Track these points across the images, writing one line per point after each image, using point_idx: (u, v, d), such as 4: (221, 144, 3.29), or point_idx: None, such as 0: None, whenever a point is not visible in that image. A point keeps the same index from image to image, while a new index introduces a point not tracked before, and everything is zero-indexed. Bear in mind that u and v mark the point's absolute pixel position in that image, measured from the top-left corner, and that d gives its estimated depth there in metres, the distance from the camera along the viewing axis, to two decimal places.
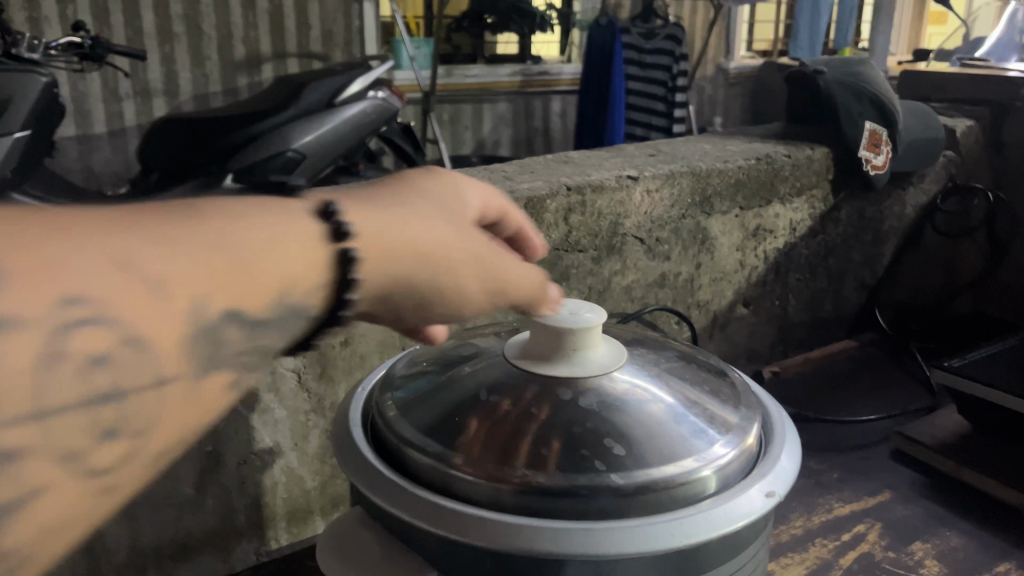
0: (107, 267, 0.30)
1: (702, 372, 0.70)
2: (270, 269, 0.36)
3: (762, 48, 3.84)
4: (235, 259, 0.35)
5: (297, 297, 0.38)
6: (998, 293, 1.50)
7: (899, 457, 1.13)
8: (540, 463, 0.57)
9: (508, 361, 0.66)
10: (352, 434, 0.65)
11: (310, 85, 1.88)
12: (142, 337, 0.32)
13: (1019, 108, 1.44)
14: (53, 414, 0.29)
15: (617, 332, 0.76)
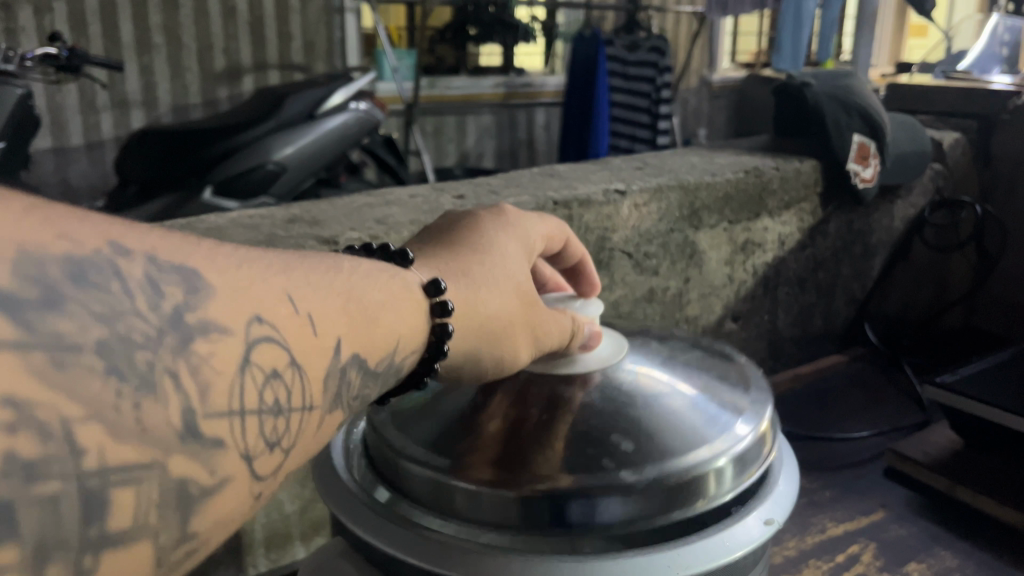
0: (218, 320, 0.34)
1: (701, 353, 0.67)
2: (317, 335, 0.40)
3: (746, 60, 3.84)
4: (293, 321, 0.39)
5: (337, 366, 0.41)
6: (987, 307, 1.48)
7: (892, 476, 1.10)
8: (546, 467, 0.53)
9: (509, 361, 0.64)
10: (332, 460, 0.62)
11: (290, 96, 1.85)
12: (232, 384, 0.35)
13: (1006, 120, 1.42)
14: (169, 447, 0.31)
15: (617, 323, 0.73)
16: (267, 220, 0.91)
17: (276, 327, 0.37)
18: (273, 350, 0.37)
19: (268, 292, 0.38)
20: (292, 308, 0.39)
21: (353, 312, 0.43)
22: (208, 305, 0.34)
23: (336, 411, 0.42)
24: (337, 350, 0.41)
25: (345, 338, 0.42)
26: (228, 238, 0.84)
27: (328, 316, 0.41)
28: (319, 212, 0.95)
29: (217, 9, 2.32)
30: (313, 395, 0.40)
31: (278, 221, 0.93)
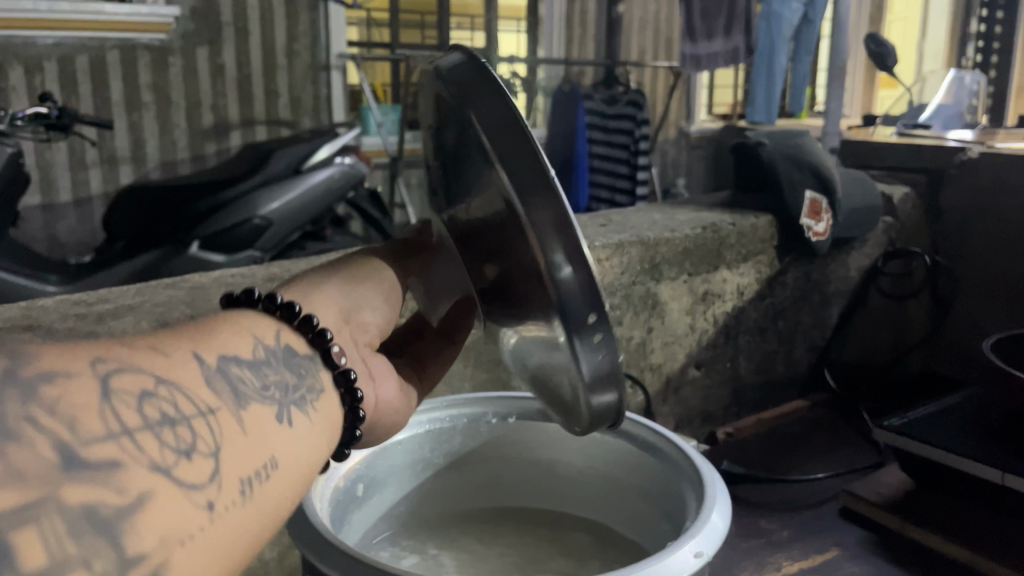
0: (51, 365, 0.31)
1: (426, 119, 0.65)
2: (169, 355, 0.38)
3: (723, 111, 3.95)
4: (137, 352, 0.36)
5: (213, 371, 0.39)
6: (943, 351, 1.55)
7: (846, 514, 1.10)
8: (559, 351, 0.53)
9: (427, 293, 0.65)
10: (304, 504, 0.66)
11: (275, 154, 1.90)
12: (103, 415, 0.32)
13: (952, 175, 1.50)
14: (54, 479, 0.29)
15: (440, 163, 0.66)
16: (248, 278, 0.94)
17: (121, 356, 0.35)
18: (132, 375, 0.34)
19: (99, 342, 0.35)
20: (129, 344, 0.36)
21: (190, 332, 0.41)
22: (39, 355, 0.31)
23: (250, 406, 0.40)
24: (194, 358, 0.39)
25: (201, 352, 0.40)
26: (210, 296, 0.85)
27: (170, 343, 0.39)
28: (297, 271, 0.99)
29: (206, 68, 2.39)
30: (200, 395, 0.38)
31: (261, 278, 0.96)
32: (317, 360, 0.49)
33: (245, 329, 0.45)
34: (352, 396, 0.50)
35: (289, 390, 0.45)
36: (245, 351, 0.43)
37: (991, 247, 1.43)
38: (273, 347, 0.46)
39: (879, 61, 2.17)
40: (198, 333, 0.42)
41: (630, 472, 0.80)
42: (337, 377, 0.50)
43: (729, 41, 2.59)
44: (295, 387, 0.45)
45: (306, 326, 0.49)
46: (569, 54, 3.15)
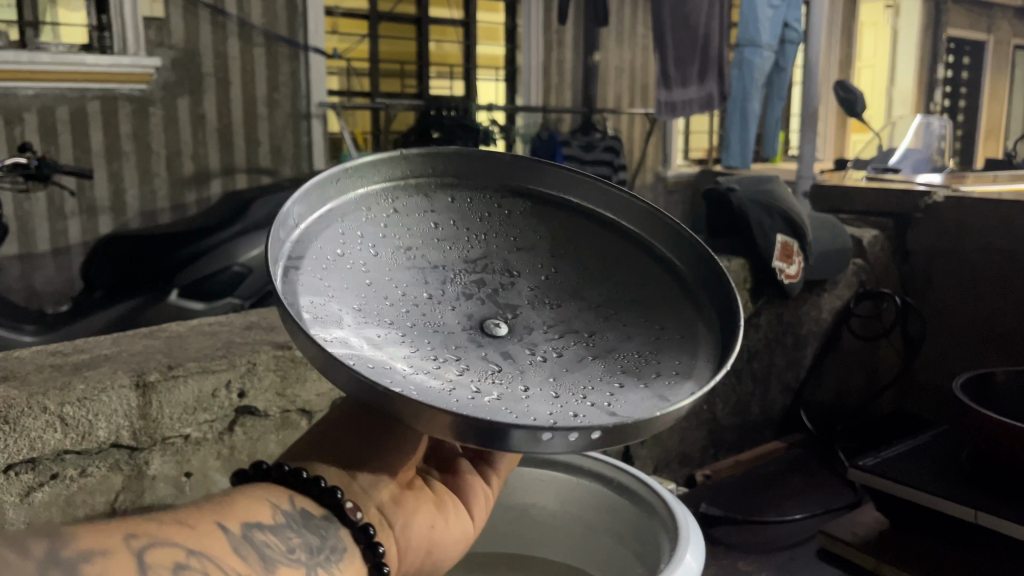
0: (89, 552, 0.35)
1: (387, 174, 0.58)
2: (198, 532, 0.42)
3: (698, 156, 4.00)
4: (172, 532, 0.41)
5: (236, 544, 0.43)
6: (915, 391, 1.57)
7: (823, 555, 1.09)
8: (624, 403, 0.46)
9: (549, 268, 0.60)
10: None
11: (256, 204, 1.94)
12: None
13: (919, 219, 1.53)
14: None
15: (415, 228, 0.58)
16: (225, 327, 0.95)
17: (159, 543, 0.39)
18: (163, 550, 0.39)
19: (139, 526, 0.40)
20: (166, 527, 0.41)
21: (214, 507, 0.46)
22: (87, 544, 0.36)
23: (277, 569, 0.44)
24: (220, 528, 0.44)
25: (225, 527, 0.44)
26: (187, 345, 0.85)
27: (199, 521, 0.43)
28: (275, 318, 1.00)
29: (187, 118, 2.41)
30: (229, 564, 0.42)
31: (237, 326, 0.97)
32: (334, 520, 0.50)
33: (264, 499, 0.49)
34: (371, 551, 0.50)
35: (314, 552, 0.47)
36: (262, 518, 0.47)
37: (959, 288, 1.46)
38: (287, 517, 0.48)
39: (849, 107, 2.20)
40: (223, 511, 0.46)
41: (606, 516, 0.80)
42: (357, 532, 0.50)
43: (704, 88, 2.59)
44: (320, 548, 0.48)
45: (313, 487, 0.51)
46: (547, 101, 3.18)
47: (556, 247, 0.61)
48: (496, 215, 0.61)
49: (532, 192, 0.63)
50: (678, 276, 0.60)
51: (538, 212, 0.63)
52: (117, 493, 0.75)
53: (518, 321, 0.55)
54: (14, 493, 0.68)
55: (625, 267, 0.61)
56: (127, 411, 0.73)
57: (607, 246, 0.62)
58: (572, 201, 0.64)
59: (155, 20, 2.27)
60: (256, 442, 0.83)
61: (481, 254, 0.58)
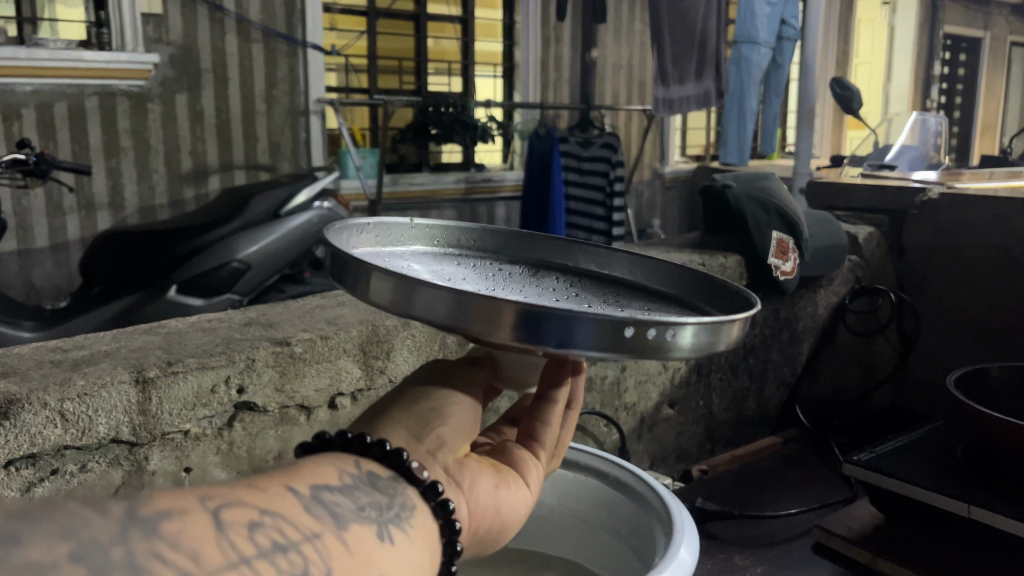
0: (167, 506, 0.34)
1: (401, 240, 0.63)
2: (259, 492, 0.40)
3: (695, 152, 4.01)
4: (239, 492, 0.39)
5: (305, 503, 0.41)
6: (911, 387, 1.57)
7: (820, 550, 1.09)
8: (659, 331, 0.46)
9: (553, 289, 0.61)
10: None
11: (253, 199, 1.86)
12: (221, 544, 0.34)
13: (914, 216, 1.54)
14: None
15: (425, 264, 0.60)
16: (225, 322, 0.95)
17: (230, 502, 0.37)
18: (236, 509, 0.37)
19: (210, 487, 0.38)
20: (231, 489, 0.39)
21: (274, 473, 0.43)
22: (159, 497, 0.34)
23: (351, 526, 0.42)
24: (289, 490, 0.42)
25: (289, 489, 0.42)
26: (186, 341, 0.86)
27: (261, 486, 0.41)
28: (274, 314, 1.00)
29: (186, 113, 2.40)
30: (302, 522, 0.40)
31: (235, 322, 0.97)
32: (401, 480, 0.48)
33: (322, 464, 0.46)
34: (443, 509, 0.48)
35: (384, 509, 0.45)
36: (321, 479, 0.44)
37: (954, 283, 1.47)
38: (349, 478, 0.45)
39: (845, 104, 2.20)
40: (282, 476, 0.43)
41: (598, 507, 0.82)
42: (425, 491, 0.48)
43: (701, 85, 2.60)
44: (390, 505, 0.45)
45: (379, 450, 0.48)
46: (544, 98, 3.18)
47: (553, 283, 0.63)
48: (494, 270, 0.64)
49: (525, 263, 0.68)
50: (676, 299, 0.62)
51: (536, 273, 0.66)
52: (117, 488, 0.76)
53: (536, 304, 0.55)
54: (15, 488, 0.69)
55: (625, 294, 0.63)
56: (127, 406, 0.74)
57: (606, 288, 0.65)
58: (566, 264, 0.68)
59: (153, 15, 2.27)
60: (255, 437, 0.84)
61: (485, 280, 0.60)
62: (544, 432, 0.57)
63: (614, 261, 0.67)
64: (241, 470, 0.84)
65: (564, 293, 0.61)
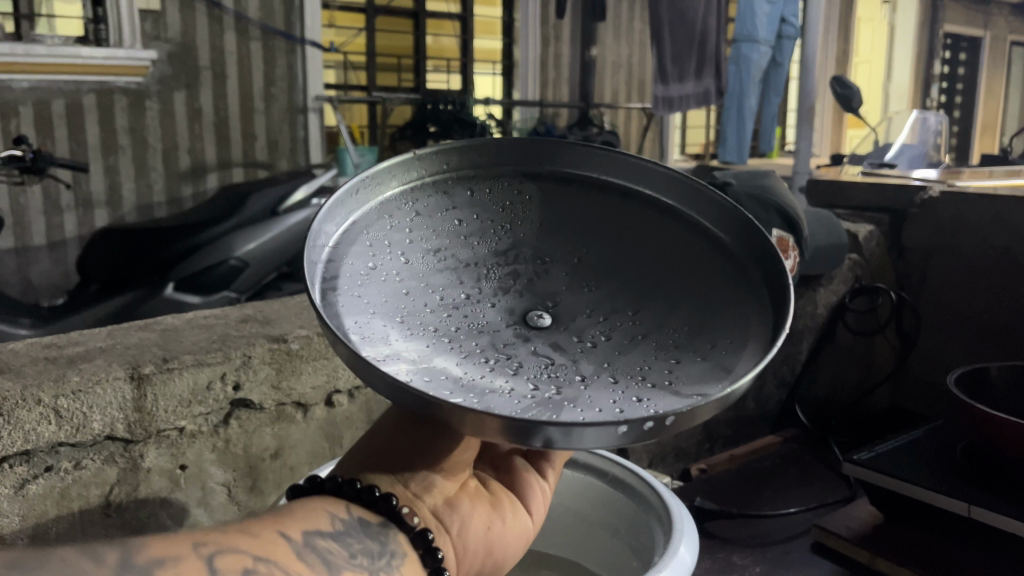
0: (158, 555, 0.36)
1: (408, 174, 0.57)
2: (258, 542, 0.42)
3: (694, 151, 4.00)
4: (236, 540, 0.41)
5: (301, 553, 0.43)
6: (911, 387, 1.57)
7: (819, 549, 1.08)
8: (676, 376, 0.48)
9: (582, 247, 0.59)
10: None
11: (252, 197, 1.89)
12: None
13: (914, 215, 1.54)
14: None
15: (441, 224, 0.57)
16: (221, 319, 0.95)
17: (226, 550, 0.39)
18: (231, 556, 0.39)
19: (209, 535, 0.40)
20: (227, 536, 0.41)
21: (270, 519, 0.45)
22: (152, 547, 0.37)
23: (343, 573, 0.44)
24: (283, 536, 0.43)
25: (285, 536, 0.44)
26: (182, 338, 0.85)
27: (259, 533, 0.43)
28: (272, 311, 1.00)
29: (184, 111, 2.39)
30: (297, 570, 0.41)
31: (232, 319, 0.97)
32: (391, 526, 0.50)
33: (318, 508, 0.48)
34: (431, 555, 0.49)
35: (375, 557, 0.47)
36: (314, 524, 0.46)
37: (955, 283, 1.46)
38: (343, 524, 0.48)
39: (845, 103, 2.19)
40: (278, 522, 0.45)
41: (598, 509, 0.80)
42: (414, 537, 0.50)
43: (701, 83, 2.61)
44: (380, 553, 0.48)
45: (368, 496, 0.50)
46: (543, 96, 3.17)
47: (583, 224, 0.60)
48: (519, 204, 0.60)
49: (552, 172, 0.61)
50: (715, 241, 0.58)
51: (564, 192, 0.61)
52: (112, 485, 0.75)
53: (558, 311, 0.55)
54: (8, 485, 0.68)
55: (661, 244, 0.59)
56: (122, 404, 0.73)
57: (641, 220, 0.60)
58: (600, 175, 0.61)
59: (151, 12, 2.26)
60: (251, 435, 0.83)
61: (508, 244, 0.58)
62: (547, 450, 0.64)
63: (655, 181, 0.60)
64: (237, 469, 0.83)
65: (593, 255, 0.58)
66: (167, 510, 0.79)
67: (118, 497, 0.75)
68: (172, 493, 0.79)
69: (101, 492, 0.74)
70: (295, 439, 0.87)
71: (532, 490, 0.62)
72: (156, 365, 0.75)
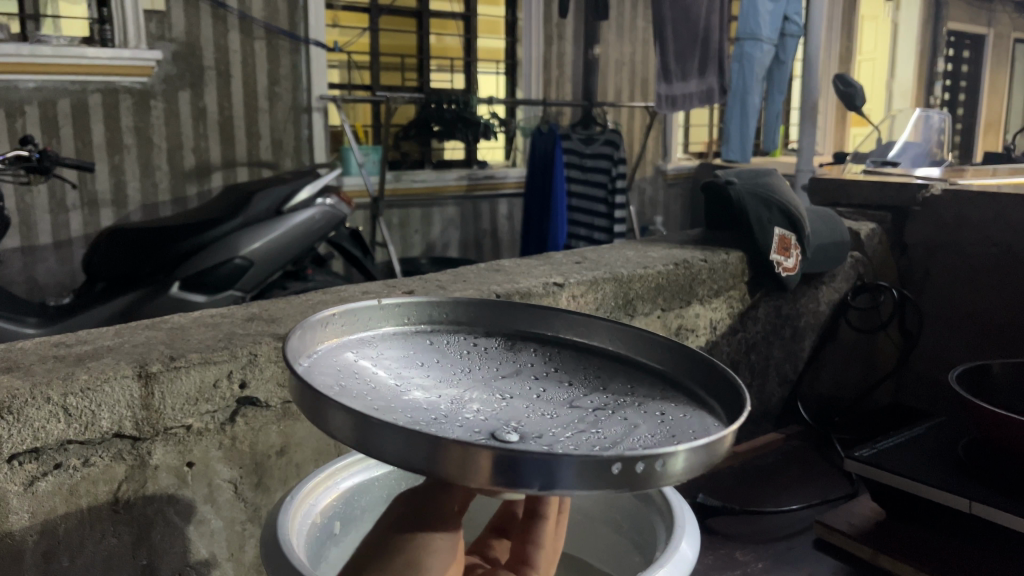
0: None
1: (372, 323, 0.60)
2: None
3: (698, 150, 4.00)
4: None
5: None
6: (913, 384, 1.57)
7: (821, 546, 1.09)
8: (642, 441, 0.45)
9: (538, 368, 0.58)
10: (284, 521, 0.60)
11: (255, 194, 1.83)
12: None
13: (917, 212, 1.54)
14: None
15: (398, 353, 0.57)
16: (227, 318, 0.96)
17: None
18: None
19: None
20: None
21: None
22: None
23: None
24: None
25: None
26: (190, 336, 0.86)
27: None
28: (277, 309, 1.00)
29: (189, 111, 2.40)
30: None
31: (238, 317, 0.97)
32: None
33: None
34: None
35: None
36: None
37: (957, 282, 1.47)
38: None
39: (848, 101, 2.19)
40: None
41: (599, 504, 0.81)
42: None
43: (704, 81, 2.60)
44: None
45: None
46: (547, 95, 3.18)
47: (535, 360, 0.60)
48: (473, 350, 0.60)
49: (502, 334, 0.64)
50: (659, 371, 0.58)
51: (511, 346, 0.62)
52: (120, 482, 0.76)
53: (519, 399, 0.52)
54: (18, 482, 0.69)
55: (615, 377, 0.58)
56: (129, 402, 0.74)
57: (586, 360, 0.60)
58: (543, 334, 0.64)
59: (156, 12, 2.28)
60: (257, 433, 0.84)
61: (463, 365, 0.57)
62: (536, 554, 0.53)
63: (594, 331, 0.62)
64: (244, 466, 0.84)
65: (548, 370, 0.58)
66: (174, 506, 0.80)
67: (126, 494, 0.76)
68: (179, 489, 0.80)
69: (108, 490, 0.75)
70: (301, 436, 0.88)
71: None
72: (157, 363, 0.76)
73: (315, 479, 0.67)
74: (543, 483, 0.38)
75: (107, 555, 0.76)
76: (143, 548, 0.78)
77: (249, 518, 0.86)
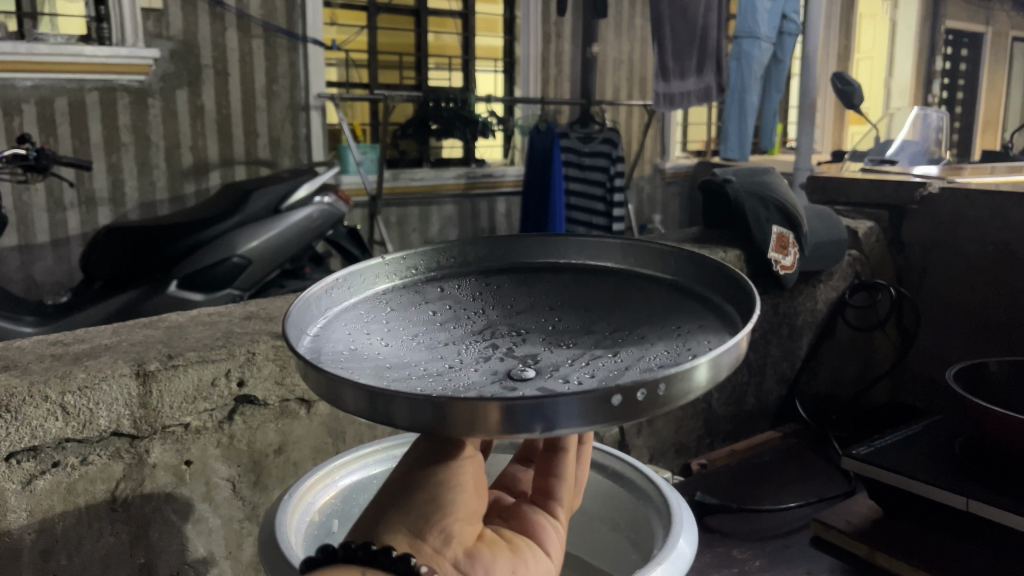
0: None
1: (376, 279, 0.59)
2: None
3: (696, 148, 4.01)
4: None
5: None
6: (910, 381, 1.58)
7: (818, 544, 1.09)
8: (658, 357, 0.46)
9: (552, 299, 0.59)
10: (282, 520, 0.60)
11: (254, 192, 1.83)
12: None
13: (914, 210, 1.54)
14: None
15: (410, 303, 0.58)
16: (225, 316, 0.95)
17: None
18: None
19: None
20: None
21: None
22: None
23: None
24: None
25: None
26: (187, 335, 0.86)
27: None
28: (275, 308, 1.01)
29: (186, 110, 2.39)
30: None
31: (236, 316, 0.97)
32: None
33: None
34: None
35: None
36: None
37: (954, 280, 1.47)
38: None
39: (846, 99, 2.19)
40: None
41: (595, 498, 0.82)
42: None
43: (701, 80, 2.60)
44: None
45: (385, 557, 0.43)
46: (545, 92, 3.18)
47: (547, 291, 0.60)
48: (486, 288, 0.61)
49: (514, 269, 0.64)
50: (674, 285, 0.59)
51: (524, 280, 0.63)
52: (118, 480, 0.76)
53: (533, 331, 0.53)
54: (15, 481, 0.69)
55: (630, 296, 0.58)
56: (127, 400, 0.74)
57: (600, 283, 0.61)
58: (555, 264, 0.65)
59: (154, 11, 2.27)
60: (255, 431, 0.84)
61: (476, 304, 0.58)
62: (560, 486, 0.54)
63: (607, 253, 0.63)
64: (242, 464, 0.84)
65: (561, 300, 0.58)
66: (171, 506, 0.80)
67: (123, 492, 0.76)
68: (177, 487, 0.80)
69: (106, 488, 0.75)
70: (299, 434, 0.88)
71: (552, 530, 0.53)
72: (154, 358, 0.76)
73: (313, 476, 0.68)
74: (546, 425, 0.38)
75: (105, 553, 0.76)
76: (140, 548, 0.78)
77: (246, 517, 0.86)
